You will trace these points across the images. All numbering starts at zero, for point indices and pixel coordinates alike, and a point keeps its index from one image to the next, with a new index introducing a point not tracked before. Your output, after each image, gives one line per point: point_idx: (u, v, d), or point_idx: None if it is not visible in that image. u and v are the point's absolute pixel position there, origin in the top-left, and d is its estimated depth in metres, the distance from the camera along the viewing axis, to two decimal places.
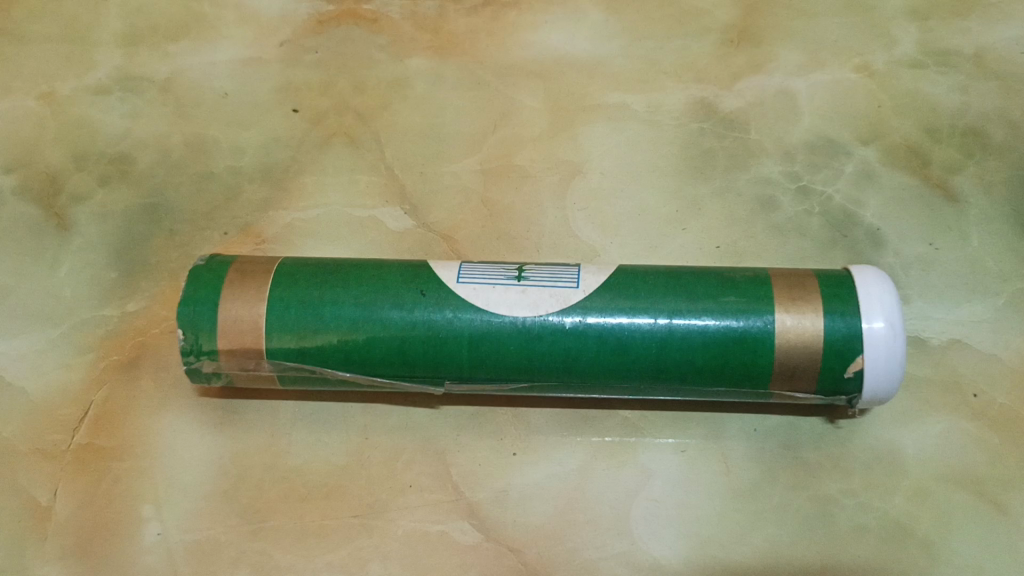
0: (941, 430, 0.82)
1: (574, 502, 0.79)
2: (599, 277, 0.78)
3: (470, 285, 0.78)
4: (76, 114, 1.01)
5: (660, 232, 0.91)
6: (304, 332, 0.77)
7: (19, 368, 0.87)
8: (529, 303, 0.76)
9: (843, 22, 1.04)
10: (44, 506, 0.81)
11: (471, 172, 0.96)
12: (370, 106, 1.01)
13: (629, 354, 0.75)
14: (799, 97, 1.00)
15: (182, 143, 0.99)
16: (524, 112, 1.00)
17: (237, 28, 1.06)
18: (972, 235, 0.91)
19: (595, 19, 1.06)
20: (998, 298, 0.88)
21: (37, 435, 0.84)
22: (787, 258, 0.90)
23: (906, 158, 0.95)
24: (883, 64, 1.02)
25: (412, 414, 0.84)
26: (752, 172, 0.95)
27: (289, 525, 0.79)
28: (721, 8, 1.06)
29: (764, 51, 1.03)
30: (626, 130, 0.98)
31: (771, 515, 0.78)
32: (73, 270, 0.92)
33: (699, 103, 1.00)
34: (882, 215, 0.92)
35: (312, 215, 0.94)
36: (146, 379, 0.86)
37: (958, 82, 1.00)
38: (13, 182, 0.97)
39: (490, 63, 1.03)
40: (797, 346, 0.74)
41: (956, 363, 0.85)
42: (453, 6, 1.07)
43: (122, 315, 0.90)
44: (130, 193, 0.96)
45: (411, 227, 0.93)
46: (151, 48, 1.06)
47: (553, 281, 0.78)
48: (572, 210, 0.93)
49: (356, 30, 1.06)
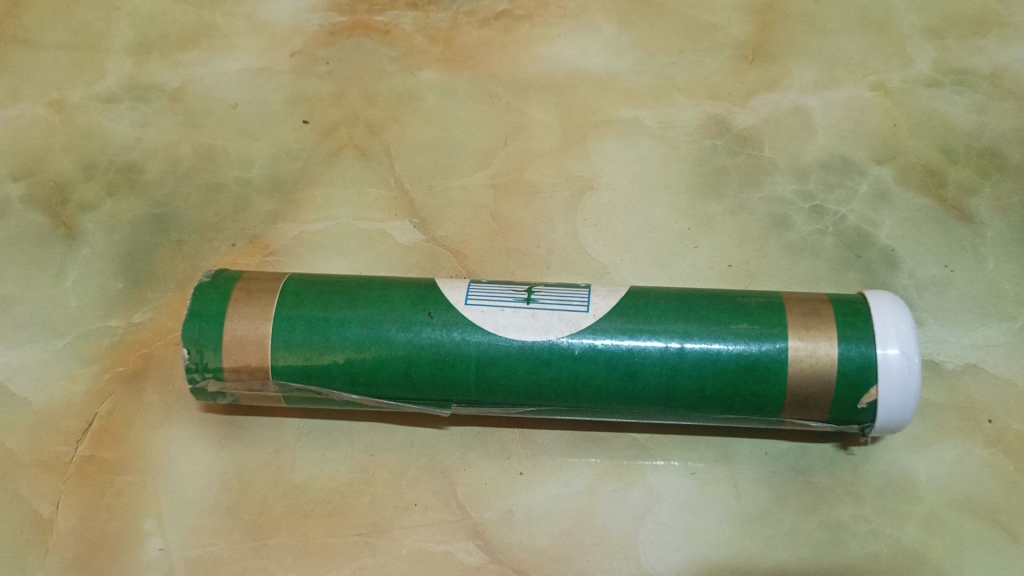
0: (955, 457, 0.80)
1: (581, 525, 0.78)
2: (610, 300, 0.77)
3: (479, 307, 0.77)
4: (85, 123, 1.01)
5: (671, 251, 0.90)
6: (310, 352, 0.76)
7: (24, 378, 0.86)
8: (537, 326, 0.75)
9: (858, 40, 1.03)
10: (46, 519, 0.80)
11: (482, 186, 0.95)
12: (381, 118, 1.00)
13: (639, 379, 0.75)
14: (813, 115, 0.99)
15: (191, 153, 0.99)
16: (535, 126, 0.99)
17: (248, 38, 1.06)
18: (987, 257, 0.90)
19: (608, 33, 1.05)
20: (1014, 322, 0.86)
21: (40, 446, 0.83)
22: (800, 280, 0.89)
23: (921, 178, 0.94)
24: (898, 82, 1.01)
25: (418, 430, 0.83)
26: (765, 191, 0.94)
27: (292, 542, 0.78)
28: (736, 24, 1.05)
29: (779, 68, 1.02)
30: (639, 145, 0.97)
31: (781, 540, 0.77)
32: (80, 280, 0.91)
33: (712, 120, 0.99)
34: (896, 236, 0.91)
35: (321, 228, 0.93)
36: (150, 391, 0.86)
37: (974, 102, 0.99)
38: (22, 190, 0.96)
39: (502, 76, 1.02)
40: (810, 373, 0.73)
41: (971, 388, 0.84)
42: (465, 18, 1.07)
43: (128, 325, 0.89)
44: (138, 202, 0.96)
45: (420, 241, 0.92)
46: (161, 56, 1.05)
47: (563, 304, 0.77)
48: (582, 227, 0.92)
49: (367, 42, 1.06)
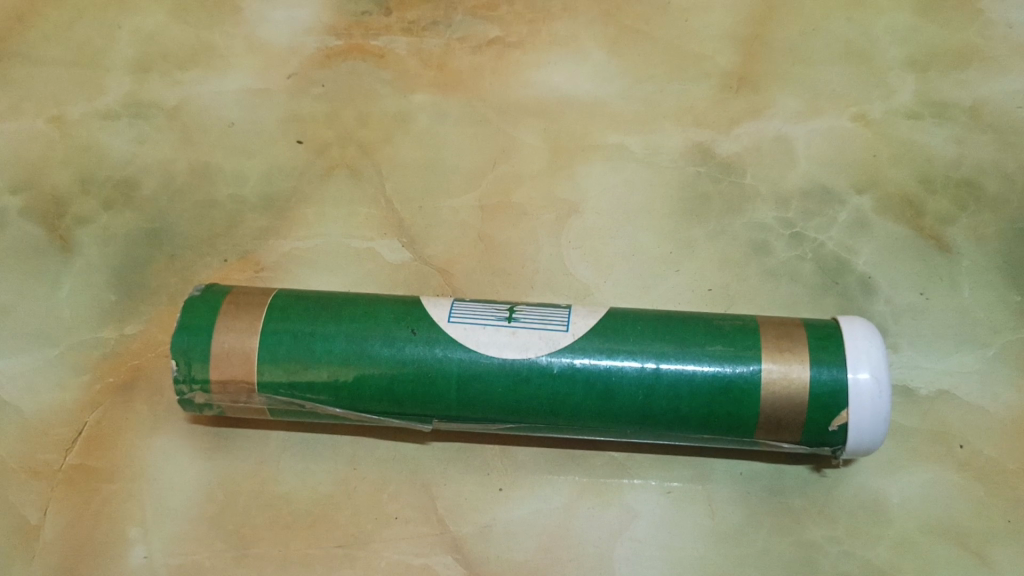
0: (927, 481, 0.82)
1: (558, 540, 0.80)
2: (589, 320, 0.79)
3: (461, 325, 0.79)
4: (84, 138, 1.03)
5: (653, 273, 0.92)
6: (295, 366, 0.78)
7: (15, 387, 0.88)
8: (517, 345, 0.77)
9: (841, 72, 1.06)
10: (33, 525, 0.82)
11: (470, 207, 0.97)
12: (373, 138, 1.03)
13: (616, 399, 0.76)
14: (796, 144, 1.01)
15: (187, 169, 1.01)
16: (524, 150, 1.01)
17: (246, 59, 1.09)
18: (963, 286, 0.92)
19: (597, 61, 1.08)
20: (988, 349, 0.88)
21: (30, 454, 0.85)
22: (778, 304, 0.90)
23: (899, 208, 0.97)
24: (880, 113, 1.03)
25: (400, 445, 0.85)
26: (747, 217, 0.96)
27: (273, 553, 0.79)
28: (722, 54, 1.08)
29: (763, 97, 1.04)
30: (624, 170, 0.99)
31: (754, 560, 0.79)
32: (73, 292, 0.93)
33: (697, 147, 1.01)
34: (873, 263, 0.93)
35: (311, 245, 0.95)
36: (139, 402, 0.87)
37: (954, 134, 1.02)
38: (19, 203, 0.99)
39: (493, 100, 1.05)
40: (783, 395, 0.74)
41: (944, 414, 0.85)
42: (459, 43, 1.09)
43: (119, 337, 0.91)
44: (134, 217, 0.98)
45: (408, 260, 0.94)
46: (160, 75, 1.08)
47: (543, 324, 0.79)
48: (567, 249, 0.94)
49: (362, 64, 1.08)
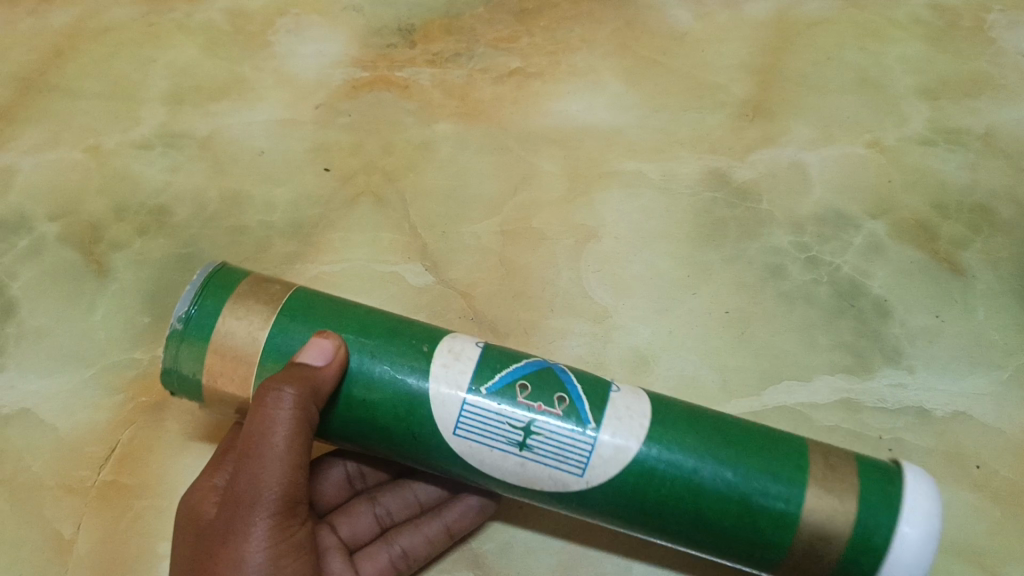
0: (943, 501, 0.83)
1: (577, 558, 0.81)
2: (609, 469, 0.68)
3: (465, 441, 0.69)
4: (119, 167, 1.07)
5: (669, 295, 0.94)
6: None
7: (51, 407, 0.91)
8: (525, 477, 0.69)
9: (854, 101, 1.09)
10: (67, 539, 0.83)
11: (491, 233, 1.00)
12: (397, 167, 1.06)
13: (630, 514, 0.69)
14: (810, 170, 1.03)
15: (218, 197, 1.04)
16: (545, 178, 1.04)
17: (275, 91, 1.13)
18: (977, 309, 0.93)
19: (615, 91, 1.11)
20: (1002, 372, 0.89)
21: (63, 471, 0.87)
22: (795, 325, 0.92)
23: (914, 232, 0.98)
24: (893, 140, 1.06)
25: None
26: (762, 241, 0.98)
27: None
28: (736, 84, 1.11)
29: (777, 126, 1.07)
30: (642, 197, 1.02)
31: None
32: (108, 314, 0.96)
33: (714, 173, 1.03)
34: (888, 286, 0.94)
35: (336, 269, 0.98)
36: (171, 421, 0.90)
37: (966, 160, 1.04)
38: (57, 229, 1.02)
39: (513, 130, 1.08)
40: None
41: (959, 435, 0.86)
42: (480, 75, 1.13)
43: (152, 358, 0.94)
44: (166, 243, 1.01)
45: (431, 283, 0.96)
46: (193, 107, 1.12)
47: (557, 459, 0.68)
48: (587, 273, 0.96)
49: (387, 95, 1.12)
